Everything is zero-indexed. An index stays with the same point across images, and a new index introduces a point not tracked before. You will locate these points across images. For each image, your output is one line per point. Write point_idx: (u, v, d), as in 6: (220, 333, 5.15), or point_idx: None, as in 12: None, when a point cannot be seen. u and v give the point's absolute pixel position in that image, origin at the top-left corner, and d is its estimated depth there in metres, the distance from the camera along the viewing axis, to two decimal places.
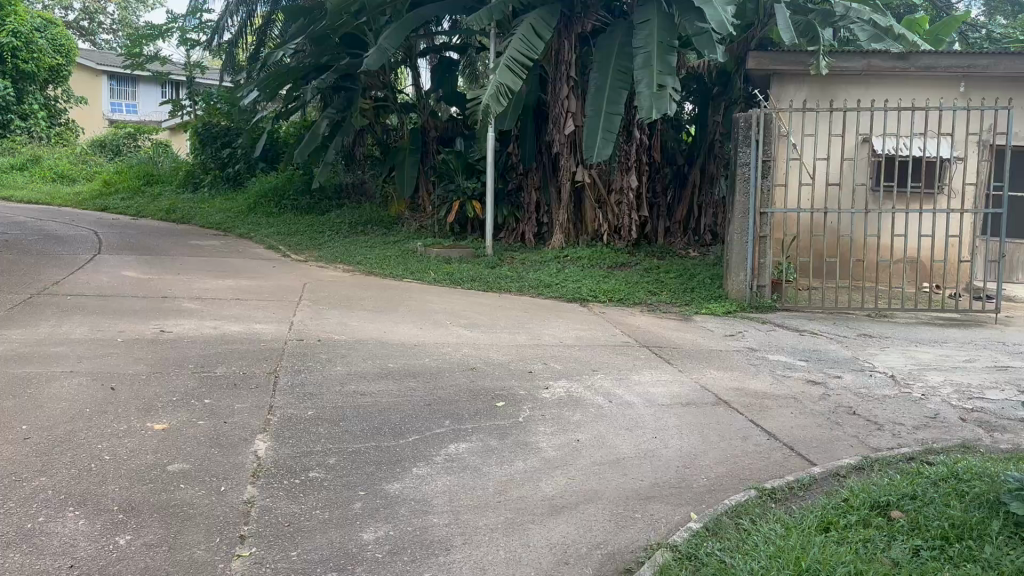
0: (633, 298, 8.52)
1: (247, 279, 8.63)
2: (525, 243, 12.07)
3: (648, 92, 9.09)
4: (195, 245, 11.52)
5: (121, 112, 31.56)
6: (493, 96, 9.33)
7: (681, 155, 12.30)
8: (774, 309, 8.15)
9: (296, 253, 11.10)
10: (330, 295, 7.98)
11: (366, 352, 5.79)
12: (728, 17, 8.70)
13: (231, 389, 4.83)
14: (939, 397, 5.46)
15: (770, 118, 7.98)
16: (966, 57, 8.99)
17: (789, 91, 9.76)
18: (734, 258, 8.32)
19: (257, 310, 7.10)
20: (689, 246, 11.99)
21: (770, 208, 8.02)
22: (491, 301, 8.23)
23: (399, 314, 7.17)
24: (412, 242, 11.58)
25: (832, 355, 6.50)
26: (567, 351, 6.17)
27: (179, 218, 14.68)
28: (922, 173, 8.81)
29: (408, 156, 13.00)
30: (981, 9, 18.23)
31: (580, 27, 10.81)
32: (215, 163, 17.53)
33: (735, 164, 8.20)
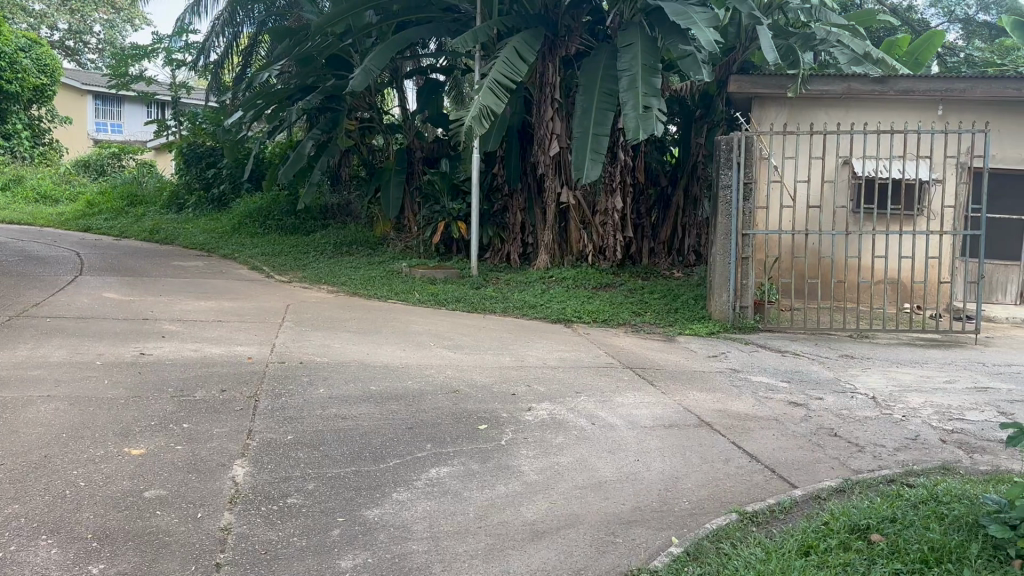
0: (617, 319, 8.53)
1: (229, 301, 8.59)
2: (510, 263, 12.09)
3: (634, 114, 9.14)
4: (178, 266, 11.46)
5: (107, 132, 31.53)
6: (477, 118, 9.35)
7: (665, 176, 12.38)
8: (757, 330, 8.18)
9: (280, 274, 11.07)
10: (313, 316, 7.95)
11: (348, 374, 5.76)
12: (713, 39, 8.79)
13: (210, 413, 4.79)
14: (919, 418, 5.49)
15: (752, 141, 8.04)
16: (944, 80, 9.12)
17: (770, 113, 9.87)
18: (717, 279, 8.36)
19: (238, 332, 7.06)
20: (673, 266, 12.04)
21: (752, 229, 8.07)
22: (475, 322, 8.22)
23: (382, 336, 7.15)
24: (397, 263, 11.56)
25: (814, 376, 6.52)
26: (550, 373, 6.16)
27: (162, 239, 14.61)
28: (903, 194, 8.90)
29: (393, 176, 13.01)
30: (960, 33, 18.53)
31: (565, 50, 10.90)
32: (200, 183, 17.49)
33: (718, 185, 8.26)
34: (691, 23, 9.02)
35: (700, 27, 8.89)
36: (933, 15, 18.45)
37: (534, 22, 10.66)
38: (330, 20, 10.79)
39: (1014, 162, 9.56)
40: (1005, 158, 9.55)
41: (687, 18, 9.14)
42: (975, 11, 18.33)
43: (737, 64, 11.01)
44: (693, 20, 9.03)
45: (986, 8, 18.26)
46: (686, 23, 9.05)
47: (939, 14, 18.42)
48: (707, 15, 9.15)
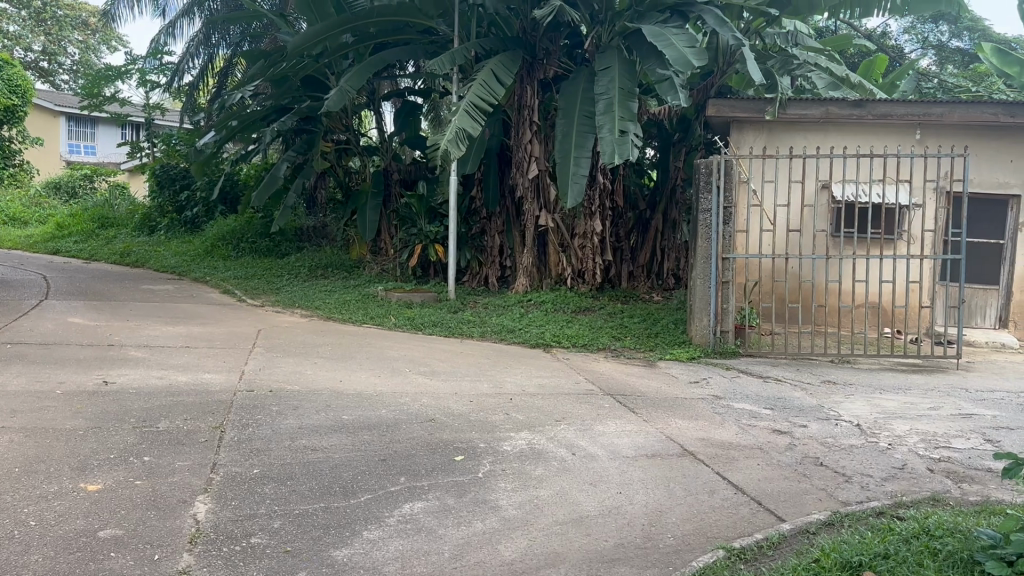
0: (596, 344, 8.39)
1: (199, 326, 8.35)
2: (488, 287, 11.94)
3: (611, 137, 9.07)
4: (147, 290, 11.19)
5: (80, 154, 31.21)
6: (452, 141, 9.22)
7: (643, 200, 12.31)
8: (738, 354, 8.07)
9: (253, 297, 10.84)
10: (286, 342, 7.73)
11: (320, 403, 5.56)
12: (692, 61, 8.77)
13: (173, 445, 4.57)
14: (906, 446, 5.39)
15: (730, 165, 7.98)
16: (921, 105, 9.15)
17: (748, 137, 9.85)
18: (697, 303, 8.24)
19: (207, 359, 6.84)
20: (652, 290, 11.95)
21: (732, 253, 7.99)
22: (452, 348, 8.04)
23: (356, 362, 6.95)
24: (373, 286, 11.37)
25: (798, 403, 6.41)
26: (529, 400, 6.00)
27: (133, 261, 14.33)
28: (883, 218, 8.87)
29: (369, 199, 12.85)
30: (933, 59, 18.78)
31: (542, 73, 10.85)
32: (173, 206, 17.21)
33: (698, 209, 8.19)
34: (667, 44, 9.06)
35: (676, 47, 8.95)
36: (907, 41, 18.69)
37: (512, 44, 10.60)
38: (307, 40, 10.68)
39: (992, 187, 9.58)
40: (982, 183, 9.57)
41: (663, 41, 9.16)
42: (947, 37, 18.58)
43: (715, 89, 11.01)
44: (670, 42, 9.08)
45: (958, 35, 18.52)
46: (662, 45, 9.07)
47: (914, 40, 18.62)
48: (684, 38, 9.18)
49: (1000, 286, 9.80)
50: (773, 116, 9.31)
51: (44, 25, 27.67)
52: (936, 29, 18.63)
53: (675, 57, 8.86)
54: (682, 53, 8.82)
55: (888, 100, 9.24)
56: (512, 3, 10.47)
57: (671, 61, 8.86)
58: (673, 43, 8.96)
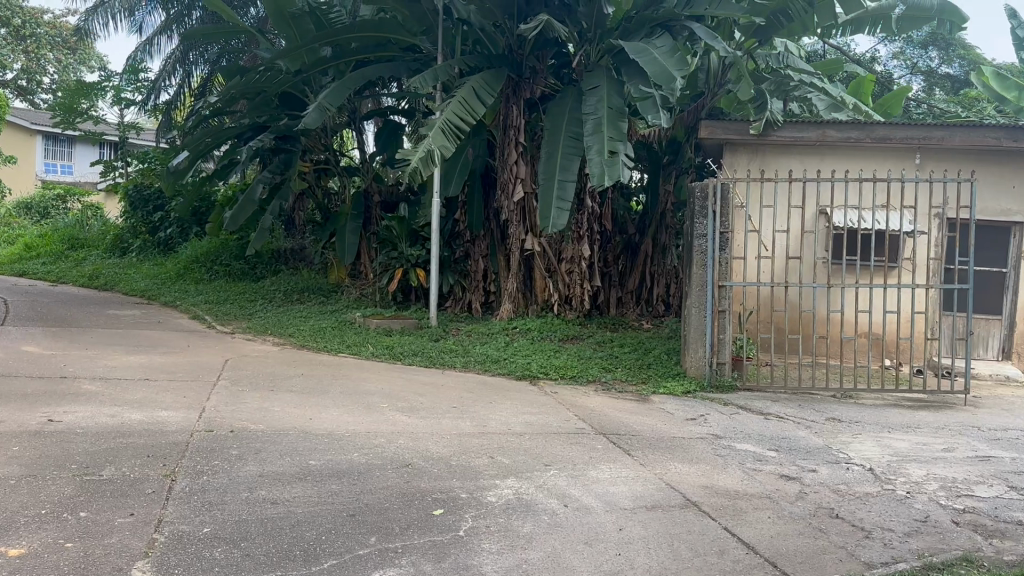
0: (586, 376, 7.91)
1: (162, 356, 7.83)
2: (472, 312, 11.46)
3: (599, 159, 8.67)
4: (113, 315, 10.62)
5: (56, 173, 30.57)
6: (424, 161, 8.79)
7: (632, 223, 11.88)
8: (736, 389, 7.61)
9: (223, 323, 10.32)
10: (254, 374, 7.22)
11: (285, 446, 5.06)
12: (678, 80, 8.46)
13: (115, 498, 4.05)
14: (926, 495, 4.96)
15: (727, 189, 7.58)
16: (921, 128, 8.84)
17: (741, 160, 9.50)
18: (692, 333, 7.79)
19: (166, 394, 6.32)
20: (642, 317, 11.51)
21: (729, 281, 7.57)
22: (432, 379, 7.54)
23: (329, 397, 6.45)
24: (351, 312, 10.86)
25: (804, 444, 5.96)
26: (516, 441, 5.51)
27: (101, 285, 13.76)
28: (884, 244, 8.50)
29: (349, 221, 12.35)
30: (921, 85, 18.66)
31: (528, 91, 10.48)
32: (146, 227, 16.63)
33: (693, 235, 7.76)
34: (649, 60, 8.80)
35: (657, 62, 8.72)
36: (896, 66, 18.59)
37: (497, 62, 10.23)
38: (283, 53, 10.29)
39: (993, 214, 9.26)
40: (985, 210, 9.24)
41: (646, 57, 8.89)
42: (937, 63, 18.51)
43: (706, 110, 10.68)
44: (652, 57, 8.81)
45: (948, 60, 18.49)
46: (643, 60, 8.82)
47: (902, 65, 18.65)
48: (667, 53, 8.93)
49: (1003, 316, 9.44)
50: (759, 130, 8.92)
51: (24, 44, 27.06)
52: (925, 54, 18.57)
53: (664, 74, 8.56)
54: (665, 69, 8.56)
55: (887, 123, 8.93)
56: (498, 19, 10.10)
57: (651, 76, 8.62)
58: (655, 59, 8.71)
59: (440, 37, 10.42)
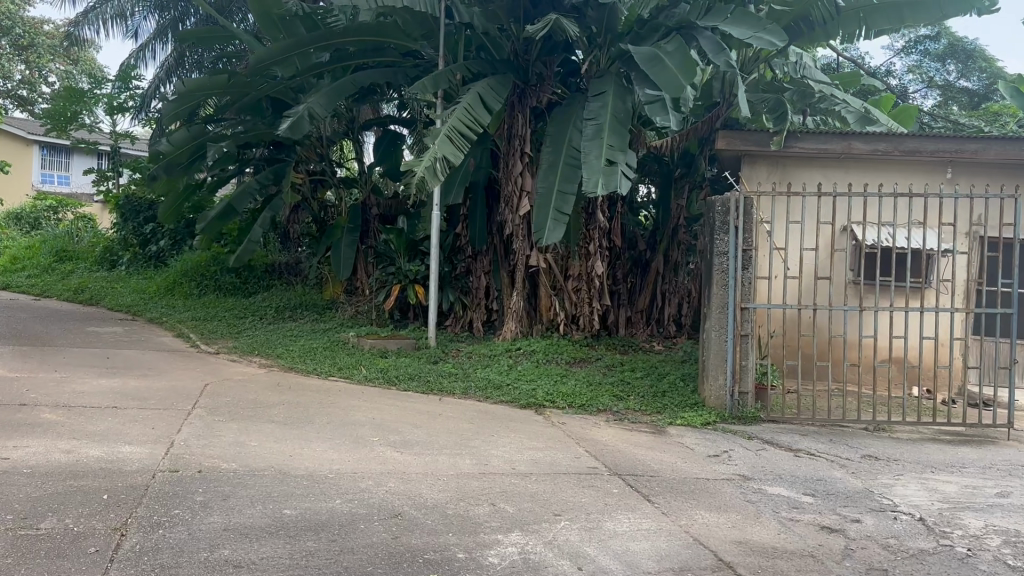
0: (596, 404, 7.28)
1: (137, 380, 7.23)
2: (473, 332, 10.84)
3: (595, 165, 8.11)
4: (92, 333, 10.02)
5: (54, 184, 30.11)
6: (430, 170, 8.21)
7: (643, 239, 11.29)
8: (759, 420, 6.99)
9: (208, 342, 9.73)
10: (234, 402, 6.61)
11: (259, 490, 4.45)
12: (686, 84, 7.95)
13: (48, 561, 3.44)
14: (991, 553, 4.33)
15: (751, 203, 6.98)
16: (954, 141, 8.32)
17: (760, 172, 8.99)
18: (711, 359, 7.17)
19: (133, 426, 5.71)
20: (653, 338, 10.88)
21: (752, 302, 6.95)
22: (428, 407, 6.92)
23: (314, 429, 5.85)
24: (344, 331, 10.24)
25: (841, 489, 5.35)
26: (521, 484, 4.89)
27: (86, 299, 13.20)
28: (917, 264, 7.91)
29: (345, 234, 11.76)
30: (938, 100, 18.16)
31: (534, 99, 9.86)
32: (136, 239, 16.01)
33: (712, 252, 7.16)
34: (660, 70, 8.24)
35: (669, 74, 8.13)
36: (911, 80, 18.13)
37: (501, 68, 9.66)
38: (272, 55, 9.78)
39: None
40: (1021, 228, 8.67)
41: (658, 66, 8.34)
42: (955, 77, 18.00)
43: (721, 120, 10.06)
44: (664, 67, 8.26)
45: (965, 74, 17.93)
46: (655, 72, 8.27)
47: (918, 80, 18.20)
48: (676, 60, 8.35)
49: None
50: (780, 144, 8.41)
51: (24, 53, 26.53)
52: (942, 68, 18.09)
53: (675, 86, 7.96)
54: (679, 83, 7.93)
55: (917, 135, 8.37)
56: (502, 23, 9.56)
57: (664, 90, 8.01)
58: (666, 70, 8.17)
59: (441, 42, 9.86)
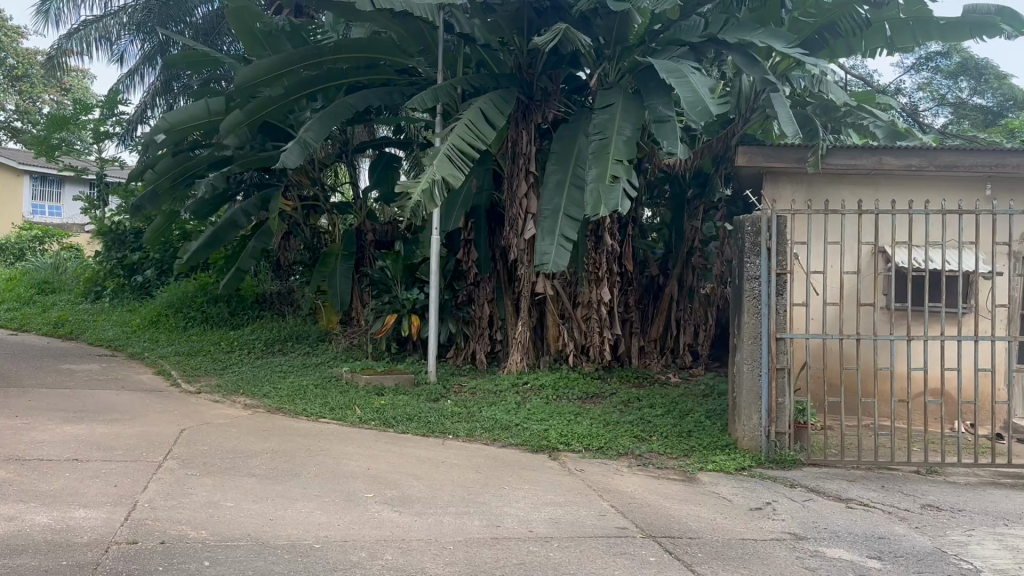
0: (616, 447, 6.55)
1: (105, 427, 6.50)
2: (475, 365, 10.10)
3: (595, 184, 7.48)
4: (66, 371, 9.28)
5: (44, 215, 29.42)
6: (429, 194, 7.53)
7: (655, 262, 10.58)
8: (799, 465, 6.28)
9: (190, 379, 9.01)
10: (212, 452, 5.87)
11: (230, 568, 3.72)
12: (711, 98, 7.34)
13: None
14: None
15: (784, 223, 6.30)
16: (993, 154, 7.70)
17: (783, 192, 8.39)
18: (743, 396, 6.45)
19: (92, 484, 4.97)
20: (668, 369, 10.14)
21: (789, 332, 6.25)
22: (429, 454, 6.19)
23: (301, 486, 5.12)
24: (338, 366, 9.50)
25: (909, 550, 4.63)
26: (543, 552, 4.17)
27: (66, 333, 12.51)
28: (964, 288, 7.22)
29: (339, 262, 11.09)
30: (949, 118, 17.67)
31: (540, 116, 9.17)
32: (122, 270, 15.30)
33: (741, 277, 6.48)
34: (683, 83, 7.55)
35: (691, 87, 7.45)
36: (921, 98, 17.92)
37: (505, 82, 9.01)
38: (257, 75, 9.29)
39: None
40: None
41: (681, 79, 7.61)
42: (968, 94, 17.47)
43: (738, 137, 9.46)
44: (686, 79, 7.58)
45: (978, 91, 17.34)
46: (677, 85, 7.52)
47: (929, 98, 17.80)
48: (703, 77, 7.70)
49: None
50: (817, 166, 7.73)
51: (17, 83, 25.86)
52: (954, 85, 17.60)
53: (698, 98, 7.31)
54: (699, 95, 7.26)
55: (954, 149, 7.75)
56: (505, 35, 8.96)
57: (684, 102, 7.34)
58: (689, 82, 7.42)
59: (440, 56, 9.22)
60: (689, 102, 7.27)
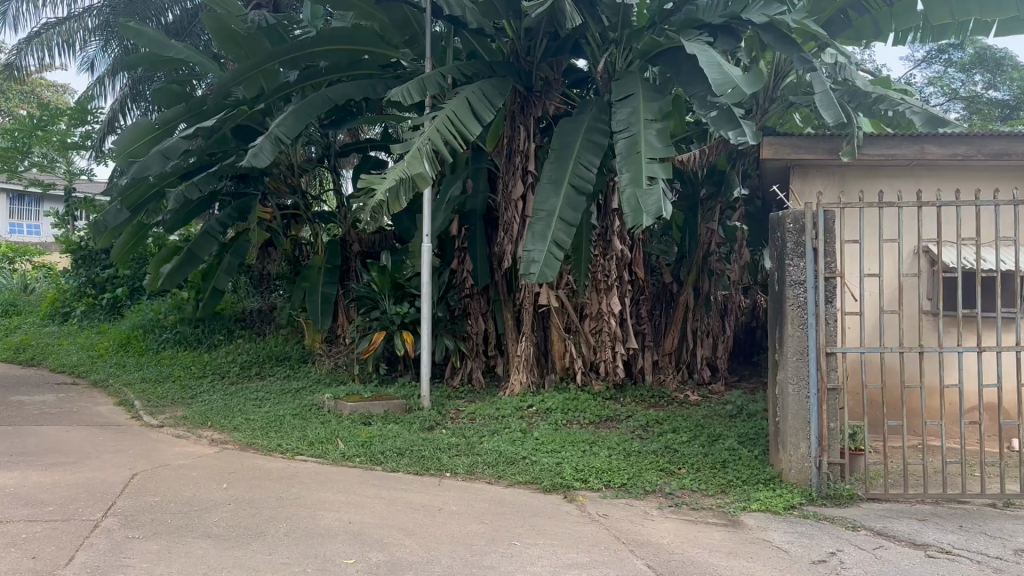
0: (641, 483, 5.61)
1: (41, 474, 5.52)
2: (474, 385, 9.20)
3: (632, 189, 6.49)
4: (16, 403, 8.30)
5: (21, 234, 28.39)
6: (395, 192, 6.60)
7: (668, 268, 9.66)
8: (857, 500, 5.37)
9: (154, 410, 8.05)
10: (163, 505, 4.91)
11: None
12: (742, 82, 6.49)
13: None
14: None
15: (833, 217, 5.39)
16: None
17: (813, 187, 7.54)
18: (789, 422, 5.54)
19: (5, 556, 4.01)
20: (685, 387, 9.19)
21: (840, 347, 5.36)
22: (422, 498, 5.23)
23: (265, 551, 4.17)
24: (320, 391, 8.54)
25: None
26: None
27: (27, 359, 11.56)
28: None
29: (320, 274, 10.11)
30: (962, 113, 16.96)
31: (541, 109, 8.25)
32: (94, 288, 14.32)
33: (782, 283, 5.56)
34: (711, 63, 6.64)
35: (721, 69, 6.54)
36: (932, 93, 17.19)
37: (500, 70, 8.07)
38: (234, 76, 8.36)
39: None
40: None
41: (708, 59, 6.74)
42: (982, 87, 16.71)
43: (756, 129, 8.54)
44: (716, 60, 6.67)
45: (994, 85, 16.56)
46: (703, 65, 6.64)
47: (941, 92, 17.13)
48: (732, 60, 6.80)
49: None
50: (852, 156, 6.82)
51: None
52: (968, 78, 16.89)
53: (726, 80, 6.43)
54: (730, 76, 6.41)
55: (1008, 135, 6.86)
56: (498, 18, 8.04)
57: (713, 83, 6.43)
58: (718, 64, 6.57)
59: (427, 45, 8.32)
60: (718, 83, 6.39)
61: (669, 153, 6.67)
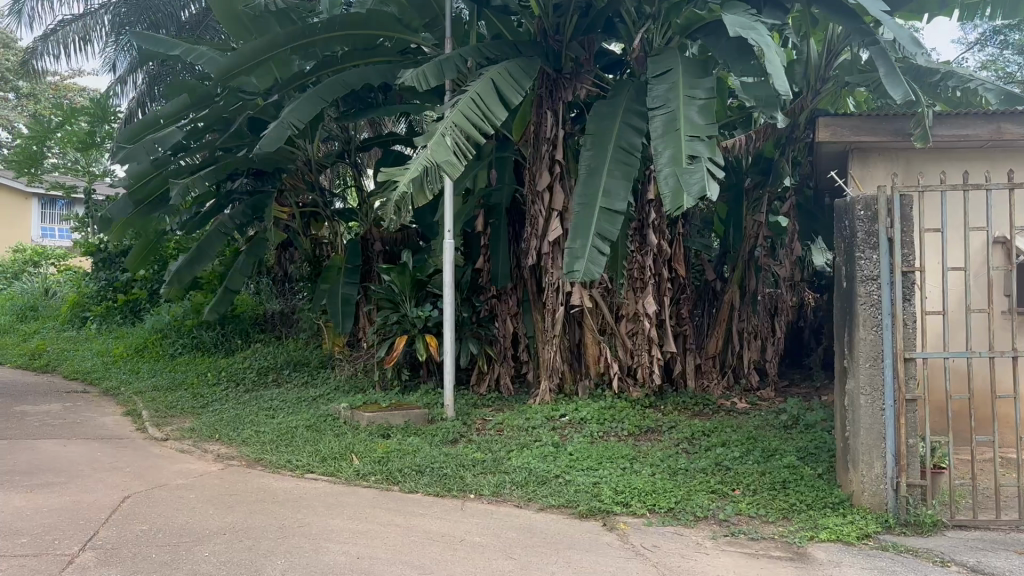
0: (692, 508, 4.94)
1: (22, 498, 4.98)
2: (502, 392, 8.58)
3: (671, 169, 5.82)
4: (17, 414, 7.84)
5: (53, 238, 28.36)
6: (417, 180, 5.99)
7: (711, 265, 8.95)
8: (941, 529, 4.65)
9: (162, 421, 7.54)
10: (150, 535, 4.35)
11: None
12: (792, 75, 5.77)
13: None
14: None
15: (910, 202, 4.68)
16: None
17: (876, 173, 6.80)
18: (861, 438, 4.83)
19: None
20: (730, 393, 8.46)
21: (921, 352, 4.65)
22: (442, 527, 4.60)
23: None
24: (337, 399, 7.98)
25: None
26: None
27: (42, 365, 11.18)
28: None
29: (340, 274, 9.56)
30: None
31: (571, 92, 7.57)
32: (113, 292, 13.94)
33: (851, 279, 4.86)
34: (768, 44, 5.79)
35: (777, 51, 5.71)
36: (986, 77, 16.31)
37: (527, 50, 7.40)
38: (240, 61, 7.73)
39: None
40: None
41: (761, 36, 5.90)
42: None
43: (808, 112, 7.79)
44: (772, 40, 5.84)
45: None
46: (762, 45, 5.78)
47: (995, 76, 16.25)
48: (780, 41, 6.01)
49: None
50: (924, 140, 6.05)
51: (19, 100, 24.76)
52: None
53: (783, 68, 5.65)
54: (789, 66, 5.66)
55: None
56: None
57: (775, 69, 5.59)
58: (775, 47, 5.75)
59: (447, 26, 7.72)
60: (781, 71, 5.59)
61: (714, 132, 5.99)
